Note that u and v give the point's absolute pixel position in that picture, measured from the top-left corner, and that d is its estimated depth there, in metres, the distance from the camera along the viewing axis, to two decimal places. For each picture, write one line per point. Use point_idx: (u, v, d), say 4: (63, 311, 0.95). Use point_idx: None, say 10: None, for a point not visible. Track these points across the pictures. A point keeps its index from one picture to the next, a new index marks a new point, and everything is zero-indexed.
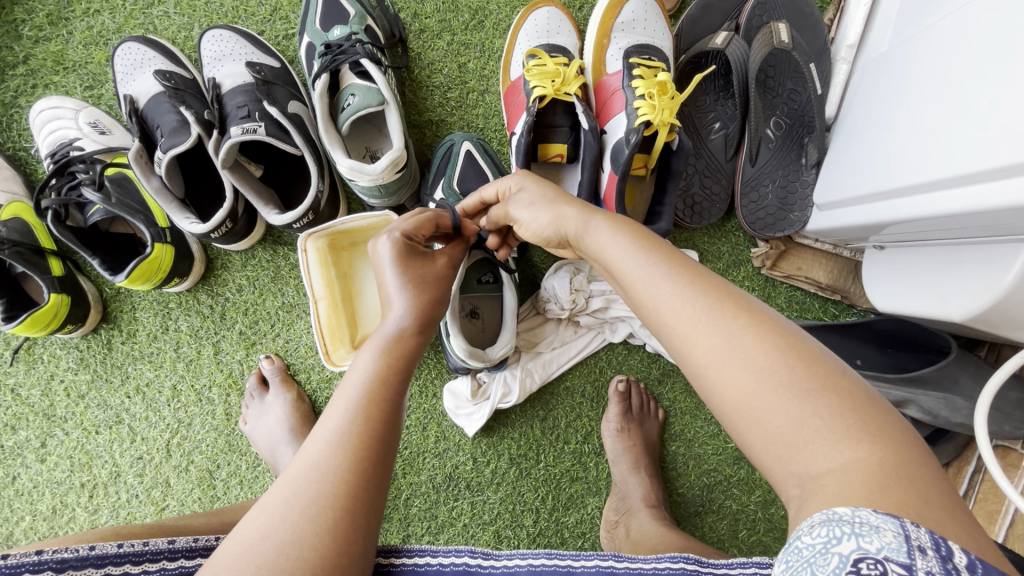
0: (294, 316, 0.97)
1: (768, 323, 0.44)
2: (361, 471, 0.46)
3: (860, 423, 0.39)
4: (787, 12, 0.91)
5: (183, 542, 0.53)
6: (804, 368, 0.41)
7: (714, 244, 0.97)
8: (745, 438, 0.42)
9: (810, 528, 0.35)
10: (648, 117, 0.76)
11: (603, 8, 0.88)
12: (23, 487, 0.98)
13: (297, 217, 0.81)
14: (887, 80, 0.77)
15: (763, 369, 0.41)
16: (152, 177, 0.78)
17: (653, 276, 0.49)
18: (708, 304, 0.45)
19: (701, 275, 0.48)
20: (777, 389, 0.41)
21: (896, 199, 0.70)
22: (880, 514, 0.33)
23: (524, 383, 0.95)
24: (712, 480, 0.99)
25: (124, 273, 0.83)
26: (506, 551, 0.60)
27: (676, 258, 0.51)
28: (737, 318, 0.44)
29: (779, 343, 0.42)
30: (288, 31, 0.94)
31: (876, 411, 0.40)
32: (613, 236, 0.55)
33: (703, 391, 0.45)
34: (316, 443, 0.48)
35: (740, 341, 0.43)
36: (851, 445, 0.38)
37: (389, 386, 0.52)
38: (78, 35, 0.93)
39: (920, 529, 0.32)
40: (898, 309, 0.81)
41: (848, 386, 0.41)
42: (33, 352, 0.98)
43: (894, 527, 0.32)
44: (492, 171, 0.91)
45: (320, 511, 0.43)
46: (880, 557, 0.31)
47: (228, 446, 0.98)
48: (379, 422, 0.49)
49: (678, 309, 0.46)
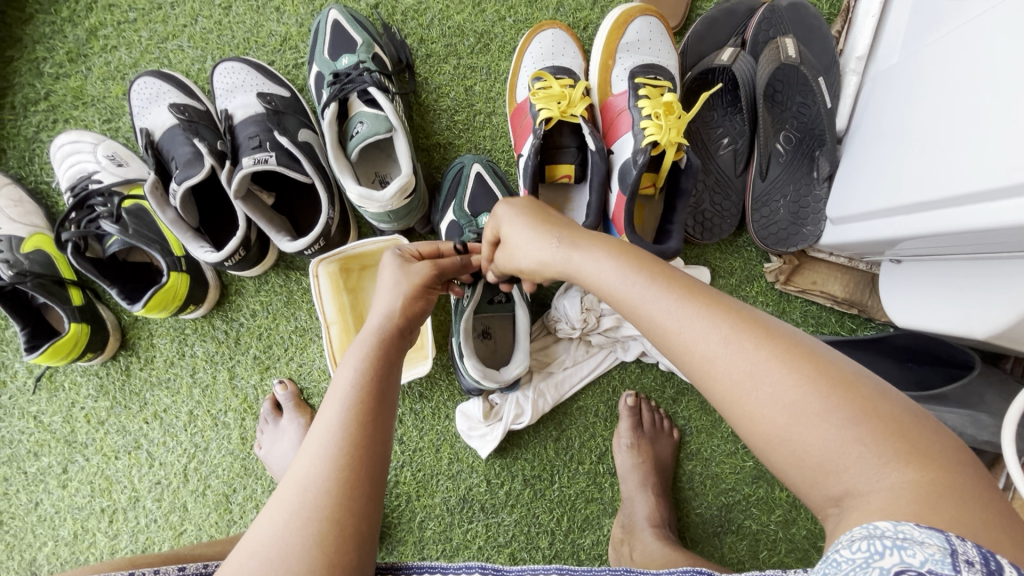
0: (307, 340, 0.98)
1: (797, 349, 0.43)
2: (345, 480, 0.47)
3: (906, 445, 0.38)
4: (794, 25, 0.90)
5: (193, 568, 0.55)
6: (840, 395, 0.40)
7: (726, 260, 0.95)
8: (777, 464, 0.42)
9: (849, 542, 0.35)
10: (656, 138, 0.75)
11: (607, 29, 0.88)
12: (46, 512, 1.00)
13: (308, 244, 0.82)
14: (900, 93, 0.76)
15: (795, 400, 0.40)
16: (167, 209, 0.80)
17: (661, 305, 0.48)
18: (725, 334, 0.44)
19: (713, 299, 0.47)
20: (813, 419, 0.40)
21: (918, 214, 0.67)
22: (924, 529, 0.33)
23: (537, 404, 0.94)
24: (730, 499, 0.97)
25: (141, 302, 0.85)
26: (515, 567, 0.59)
27: (686, 283, 0.49)
28: (757, 348, 0.43)
29: (811, 369, 0.41)
30: (298, 60, 0.96)
31: (923, 432, 0.39)
32: (611, 264, 0.53)
33: (729, 417, 0.44)
34: (302, 457, 0.49)
35: (765, 371, 0.42)
36: (898, 467, 0.37)
37: (372, 390, 0.52)
38: (96, 71, 0.95)
39: (967, 543, 0.32)
40: (920, 323, 0.78)
41: (888, 408, 0.40)
42: (54, 380, 1.00)
43: (940, 542, 0.32)
44: (502, 192, 0.91)
45: (306, 524, 0.44)
46: (924, 570, 0.31)
47: (243, 470, 0.99)
48: (359, 431, 0.49)
49: (693, 338, 0.45)
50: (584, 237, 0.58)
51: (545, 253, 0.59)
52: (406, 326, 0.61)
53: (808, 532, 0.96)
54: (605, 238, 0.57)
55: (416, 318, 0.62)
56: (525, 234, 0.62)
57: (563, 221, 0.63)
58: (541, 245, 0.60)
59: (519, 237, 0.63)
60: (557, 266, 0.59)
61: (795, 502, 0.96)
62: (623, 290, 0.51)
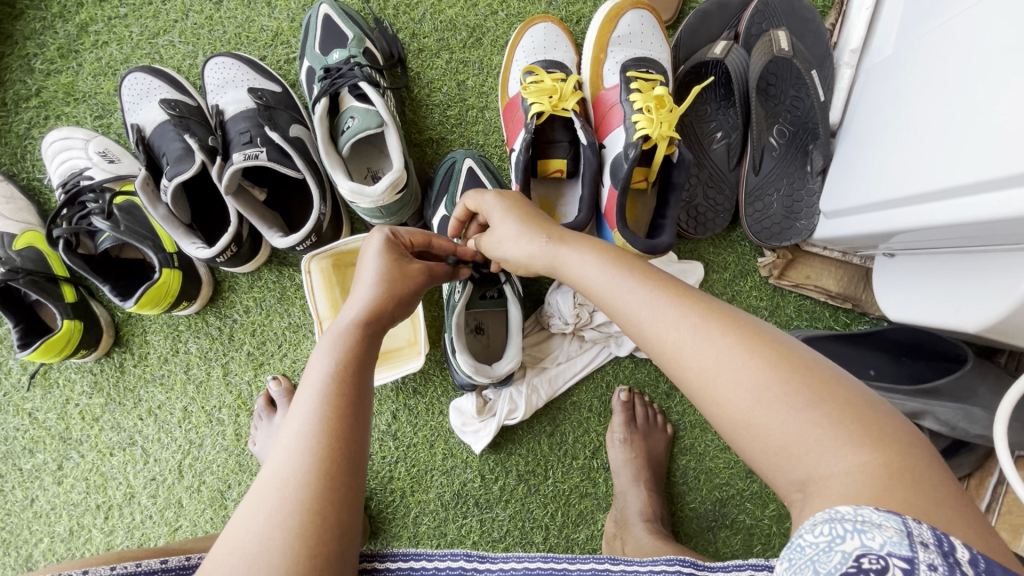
0: (301, 336, 0.98)
1: (760, 337, 0.43)
2: (324, 474, 0.46)
3: (862, 429, 0.38)
4: (786, 18, 0.90)
5: (176, 561, 0.57)
6: (800, 379, 0.40)
7: (720, 255, 0.95)
8: (744, 450, 0.42)
9: (812, 527, 0.35)
10: (647, 131, 0.75)
11: (599, 23, 0.88)
12: (42, 509, 1.00)
13: (300, 240, 0.82)
14: (892, 85, 0.75)
15: (756, 384, 0.41)
16: (159, 205, 0.80)
17: (634, 296, 0.48)
18: (693, 323, 0.45)
19: (684, 291, 0.48)
20: (774, 403, 0.40)
21: (912, 207, 0.67)
22: (881, 512, 0.34)
23: (530, 399, 0.94)
24: (724, 494, 0.97)
25: (133, 299, 0.85)
26: (500, 554, 0.60)
27: (657, 276, 0.50)
28: (723, 336, 0.43)
29: (773, 356, 0.42)
30: (289, 55, 0.95)
31: (878, 416, 0.39)
32: (593, 258, 0.54)
33: (698, 405, 0.44)
34: (279, 451, 0.48)
35: (729, 358, 0.42)
36: (854, 450, 0.37)
37: (347, 384, 0.51)
38: (88, 67, 0.95)
39: (923, 525, 0.33)
40: (913, 317, 0.78)
41: (845, 393, 0.40)
42: (48, 376, 1.00)
43: (897, 524, 0.33)
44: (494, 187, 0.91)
45: (286, 517, 0.44)
46: (883, 553, 0.31)
47: (238, 466, 0.99)
48: (335, 424, 0.49)
49: (662, 327, 0.46)
50: (563, 233, 0.58)
51: (526, 251, 0.60)
52: (383, 319, 0.59)
53: None
54: (583, 235, 0.58)
55: (394, 311, 0.60)
56: (507, 231, 0.62)
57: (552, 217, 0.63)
58: (526, 242, 0.60)
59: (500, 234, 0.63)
60: (541, 262, 0.59)
61: None
62: (600, 283, 0.52)
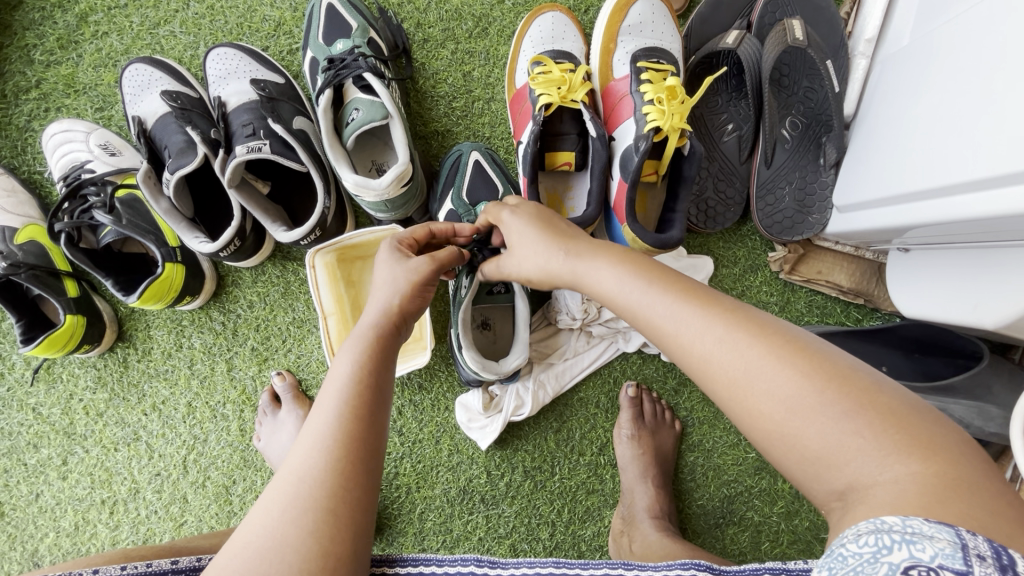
0: (305, 331, 0.97)
1: (792, 346, 0.43)
2: (342, 471, 0.46)
3: (908, 437, 0.38)
4: (801, 8, 0.87)
5: (186, 562, 0.57)
6: (836, 390, 0.40)
7: (730, 249, 0.93)
8: (780, 459, 0.42)
9: (855, 537, 0.34)
10: (658, 123, 0.73)
11: (608, 12, 0.86)
12: (46, 504, 1.00)
13: (304, 234, 0.81)
14: (909, 76, 0.73)
15: (790, 395, 0.41)
16: (161, 199, 0.79)
17: (659, 307, 0.49)
18: (721, 334, 0.45)
19: (712, 301, 0.48)
20: (810, 413, 0.40)
21: (929, 201, 0.65)
22: (932, 523, 0.32)
23: (537, 396, 0.93)
24: (732, 491, 0.96)
25: (137, 294, 0.85)
26: (511, 560, 0.59)
27: (686, 286, 0.50)
28: (754, 345, 0.44)
29: (805, 365, 0.42)
30: (292, 45, 0.94)
31: (925, 425, 0.39)
32: (613, 271, 0.54)
33: (731, 415, 0.45)
34: (298, 449, 0.48)
35: (758, 368, 0.43)
36: (900, 459, 0.37)
37: (369, 383, 0.51)
38: (88, 58, 0.94)
39: (978, 537, 0.31)
40: (929, 314, 0.77)
41: (886, 401, 0.40)
42: (52, 371, 0.99)
43: (950, 536, 0.31)
44: (502, 181, 0.89)
45: (303, 514, 0.44)
46: (933, 565, 0.30)
47: (243, 461, 0.99)
48: (355, 421, 0.49)
49: (690, 337, 0.46)
50: (586, 246, 0.58)
51: (548, 263, 0.60)
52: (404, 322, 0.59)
53: (811, 523, 0.95)
54: (606, 245, 0.58)
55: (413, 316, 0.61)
56: (533, 241, 0.62)
57: (570, 227, 0.63)
58: (545, 249, 0.60)
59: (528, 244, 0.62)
60: (563, 275, 0.58)
61: (797, 493, 0.96)
62: (623, 296, 0.52)
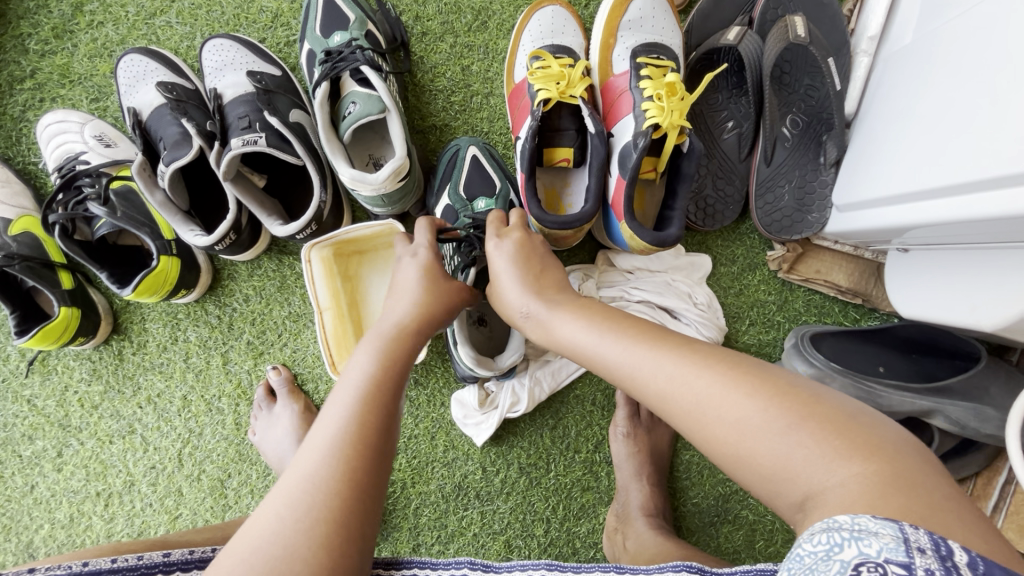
0: (300, 326, 0.97)
1: (736, 370, 0.46)
2: (354, 480, 0.46)
3: (849, 442, 0.40)
4: (803, 4, 0.87)
5: (177, 555, 0.57)
6: (779, 406, 0.43)
7: (728, 247, 0.93)
8: (744, 480, 0.44)
9: (810, 536, 0.36)
10: (657, 120, 0.72)
11: (608, 7, 0.85)
12: (42, 495, 1.00)
13: (300, 228, 0.80)
14: (910, 74, 0.73)
15: (739, 418, 0.43)
16: (155, 191, 0.78)
17: (611, 347, 0.52)
18: (670, 369, 0.48)
19: (659, 337, 0.51)
20: (759, 434, 0.42)
21: (928, 202, 0.65)
22: (878, 519, 0.34)
23: (533, 392, 0.93)
24: (727, 489, 0.96)
25: (130, 286, 0.84)
26: (505, 563, 0.58)
27: (636, 325, 0.54)
28: (701, 374, 0.46)
29: (750, 387, 0.44)
30: (289, 37, 0.93)
31: (864, 428, 0.41)
32: (569, 313, 0.57)
33: (694, 443, 0.46)
34: (309, 457, 0.48)
35: (711, 396, 0.45)
36: (845, 463, 0.39)
37: (389, 394, 0.53)
38: (83, 47, 0.93)
39: (919, 531, 0.34)
40: (926, 315, 0.76)
41: (827, 410, 0.43)
42: (47, 363, 0.99)
43: (893, 531, 0.33)
44: (500, 177, 0.89)
45: (314, 524, 0.43)
46: (880, 560, 0.32)
47: (238, 455, 0.99)
48: (371, 430, 0.49)
49: (647, 376, 0.49)
50: (547, 292, 0.60)
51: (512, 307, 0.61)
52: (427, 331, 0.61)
53: None
54: (565, 295, 0.60)
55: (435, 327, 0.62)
56: (502, 279, 0.62)
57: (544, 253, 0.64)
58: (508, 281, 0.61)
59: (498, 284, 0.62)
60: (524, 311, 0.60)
61: None
62: (579, 335, 0.55)
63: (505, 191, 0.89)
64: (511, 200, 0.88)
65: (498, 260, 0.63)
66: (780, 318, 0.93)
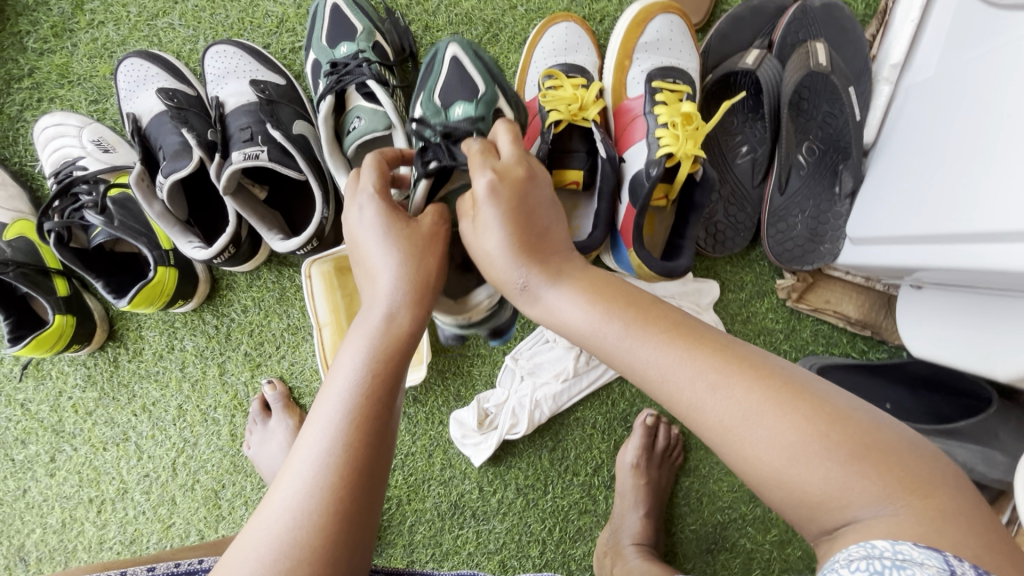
0: (299, 338, 0.95)
1: (789, 388, 0.43)
2: (337, 512, 0.46)
3: (901, 475, 0.39)
4: (826, 29, 0.83)
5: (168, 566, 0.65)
6: (838, 433, 0.40)
7: (737, 274, 0.91)
8: (775, 500, 0.42)
9: (848, 562, 0.36)
10: (671, 149, 0.70)
11: (625, 27, 0.82)
12: (34, 500, 0.99)
13: (301, 245, 0.78)
14: (933, 109, 0.71)
15: (792, 443, 0.40)
16: (154, 202, 0.76)
17: (647, 348, 0.46)
18: (715, 380, 0.44)
19: (703, 340, 0.46)
20: (811, 460, 0.40)
21: (946, 246, 0.63)
22: (921, 549, 0.35)
23: (533, 415, 0.91)
24: (726, 517, 0.95)
25: (127, 298, 0.82)
26: None
27: (674, 321, 0.48)
28: (753, 389, 0.43)
29: (806, 410, 0.41)
30: (295, 43, 0.90)
31: (914, 461, 0.40)
32: (590, 301, 0.50)
33: (725, 458, 0.44)
34: (290, 483, 0.47)
35: (761, 416, 0.42)
36: (898, 497, 0.38)
37: (372, 414, 0.49)
38: (83, 47, 0.90)
39: (964, 565, 0.35)
40: (937, 356, 0.75)
41: (881, 438, 0.41)
42: (42, 368, 0.98)
43: (938, 563, 0.34)
44: (481, 79, 0.74)
45: (294, 564, 0.45)
46: None
47: (233, 466, 0.97)
48: (354, 456, 0.48)
49: (684, 385, 0.44)
50: (554, 264, 0.52)
51: (504, 277, 0.51)
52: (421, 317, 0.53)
53: (803, 553, 0.95)
54: (576, 269, 0.52)
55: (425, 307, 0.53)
56: (490, 241, 0.50)
57: (543, 211, 0.52)
58: (500, 245, 0.50)
59: (484, 248, 0.51)
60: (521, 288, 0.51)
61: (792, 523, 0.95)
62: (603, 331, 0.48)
63: (490, 97, 0.73)
64: (492, 104, 0.72)
65: (483, 213, 0.50)
66: (786, 347, 0.91)
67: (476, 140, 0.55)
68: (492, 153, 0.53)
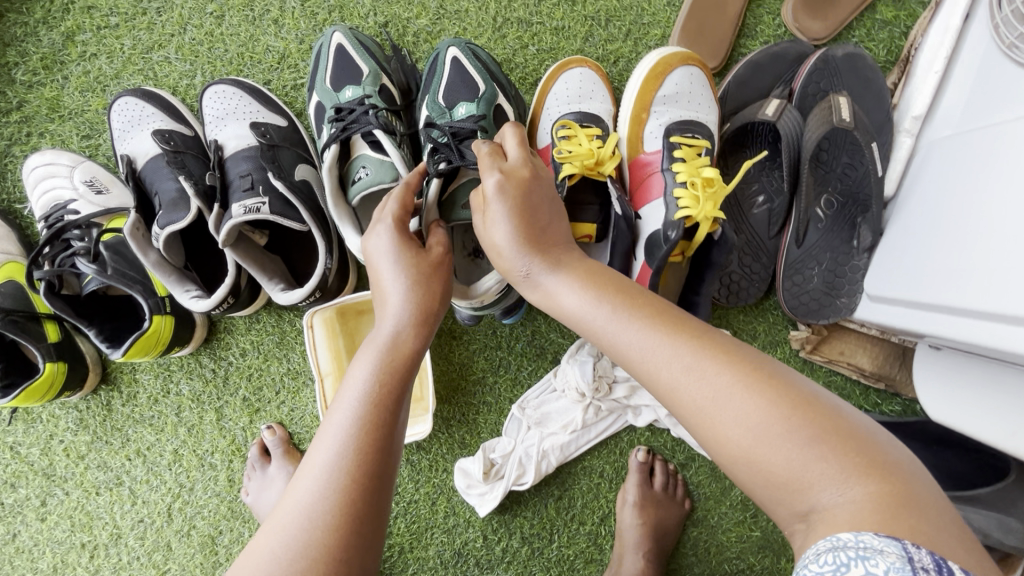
0: (300, 383, 0.93)
1: (760, 373, 0.42)
2: (349, 513, 0.44)
3: (863, 459, 0.38)
4: (849, 81, 0.81)
5: None
6: (800, 416, 0.39)
7: (750, 323, 0.89)
8: (746, 483, 0.41)
9: (816, 556, 0.35)
10: (690, 212, 0.67)
11: (642, 77, 0.79)
12: (24, 544, 0.96)
13: (303, 296, 0.74)
14: (957, 170, 0.68)
15: (757, 423, 0.40)
16: (150, 251, 0.72)
17: (625, 330, 0.46)
18: (687, 362, 0.43)
19: (679, 325, 0.46)
20: (776, 440, 0.39)
21: (968, 321, 0.61)
22: (882, 537, 0.33)
23: (540, 465, 0.89)
24: (733, 568, 0.94)
25: (121, 349, 0.79)
26: None
27: (650, 305, 0.48)
28: (722, 371, 0.42)
29: (775, 394, 0.40)
30: (297, 80, 0.87)
31: (876, 447, 0.39)
32: (575, 285, 0.51)
33: (699, 441, 0.43)
34: (303, 488, 0.45)
35: (729, 397, 0.41)
36: (859, 481, 0.37)
37: (381, 415, 0.48)
38: (74, 80, 0.87)
39: (923, 551, 0.33)
40: (956, 420, 0.73)
41: (845, 424, 0.40)
42: (32, 411, 0.95)
43: (897, 549, 0.32)
44: (482, 77, 0.78)
45: (309, 566, 0.41)
46: None
47: (230, 512, 0.95)
48: (366, 457, 0.46)
49: (658, 364, 0.44)
50: (551, 252, 0.53)
51: (509, 266, 0.53)
52: (431, 325, 0.54)
53: None
54: (573, 258, 0.53)
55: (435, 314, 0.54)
56: (495, 229, 0.52)
57: (545, 203, 0.54)
58: (502, 231, 0.52)
59: (488, 235, 0.53)
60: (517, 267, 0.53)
61: None
62: (584, 313, 0.49)
63: (490, 95, 0.78)
64: (495, 103, 0.77)
65: (492, 208, 0.52)
66: None
67: (485, 145, 0.57)
68: (499, 155, 0.55)
